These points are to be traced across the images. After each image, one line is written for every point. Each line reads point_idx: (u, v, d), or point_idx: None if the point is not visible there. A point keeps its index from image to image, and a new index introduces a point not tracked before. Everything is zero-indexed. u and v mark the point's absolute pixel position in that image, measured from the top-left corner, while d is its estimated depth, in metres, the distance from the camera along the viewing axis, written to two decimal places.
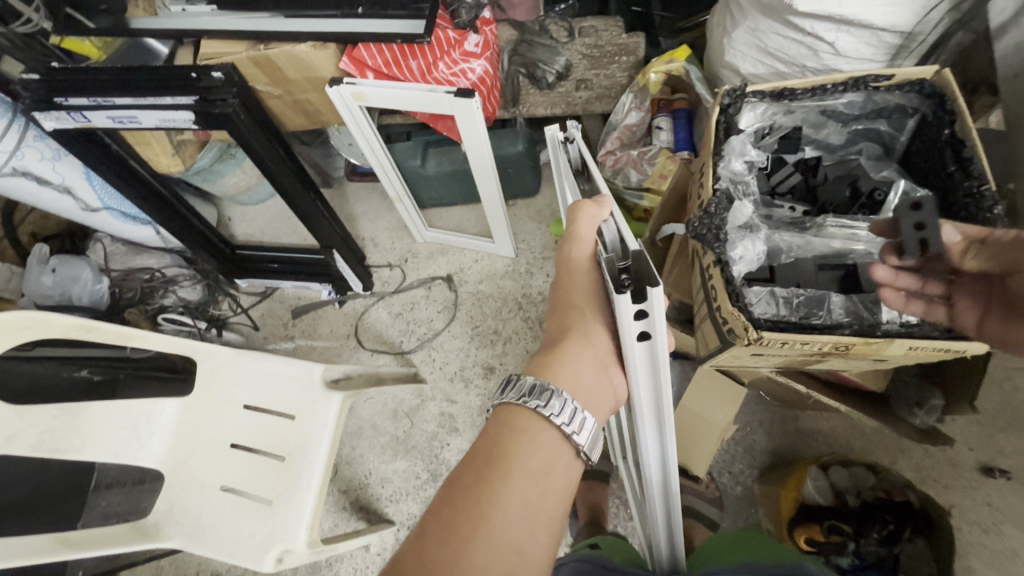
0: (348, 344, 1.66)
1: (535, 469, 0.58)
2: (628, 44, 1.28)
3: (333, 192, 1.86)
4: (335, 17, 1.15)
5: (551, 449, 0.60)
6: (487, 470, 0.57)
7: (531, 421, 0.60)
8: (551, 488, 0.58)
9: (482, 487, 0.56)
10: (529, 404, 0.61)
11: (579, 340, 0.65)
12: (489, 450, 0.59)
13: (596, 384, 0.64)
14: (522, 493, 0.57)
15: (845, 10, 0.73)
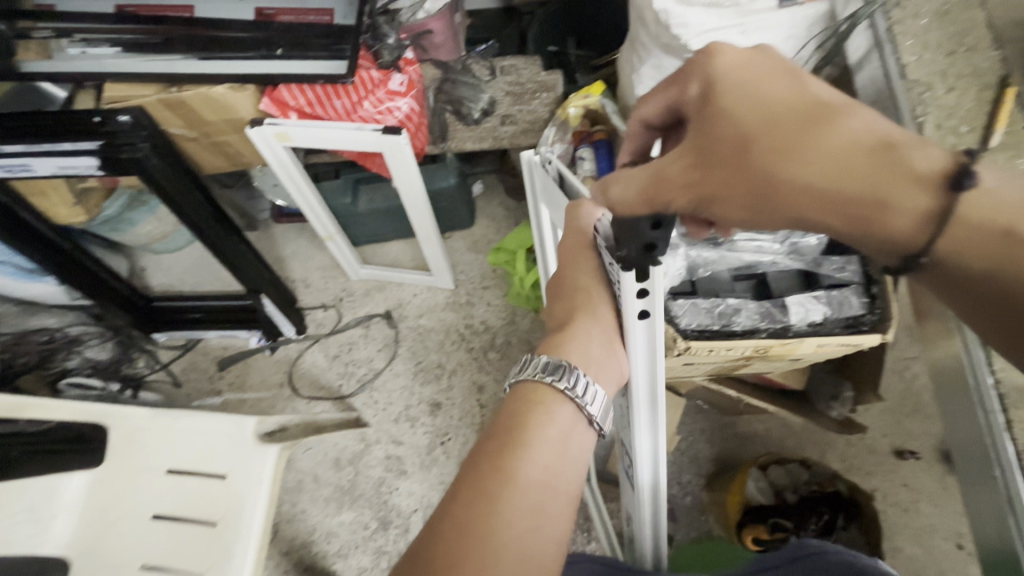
0: (283, 393, 1.57)
1: (555, 436, 0.60)
2: (547, 81, 1.35)
3: (260, 235, 1.78)
4: (251, 60, 1.14)
5: (559, 439, 0.60)
6: (498, 459, 0.57)
7: (541, 409, 0.61)
8: (561, 479, 0.58)
9: (492, 477, 0.56)
10: (540, 383, 0.63)
11: (584, 323, 0.67)
12: (499, 440, 0.59)
13: (605, 363, 0.66)
14: (544, 457, 0.58)
15: (733, 49, 0.82)
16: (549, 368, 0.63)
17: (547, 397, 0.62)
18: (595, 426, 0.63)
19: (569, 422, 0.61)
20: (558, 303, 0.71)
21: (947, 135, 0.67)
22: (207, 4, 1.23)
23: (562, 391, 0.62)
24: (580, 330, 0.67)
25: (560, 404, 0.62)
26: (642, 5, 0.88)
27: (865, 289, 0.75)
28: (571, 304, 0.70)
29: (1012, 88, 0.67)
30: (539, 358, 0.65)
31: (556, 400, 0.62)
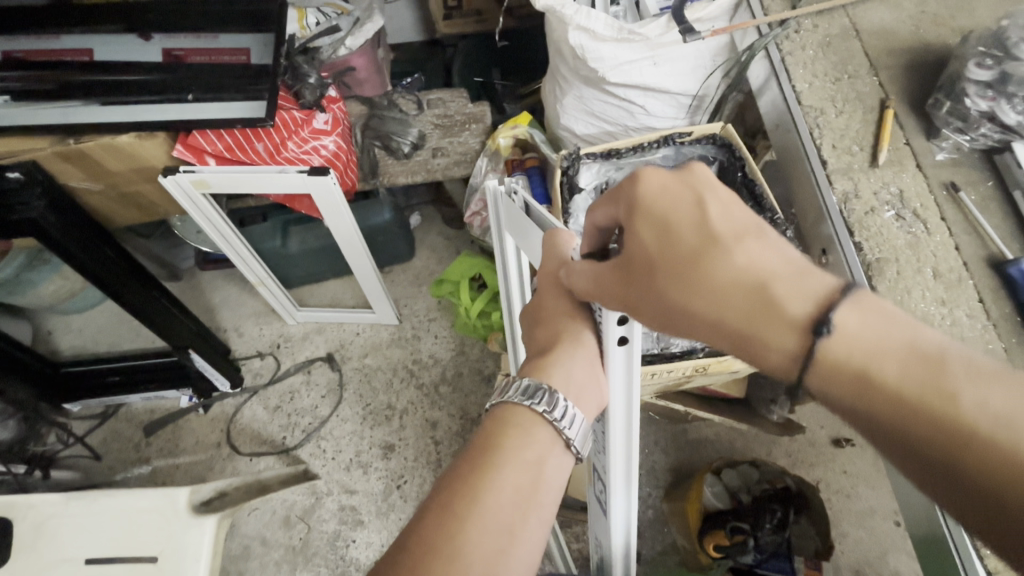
0: (220, 454, 1.45)
1: (531, 459, 0.51)
2: (475, 113, 1.36)
3: (183, 284, 1.67)
4: (161, 105, 1.08)
5: (537, 462, 0.52)
6: (465, 480, 0.49)
7: (517, 429, 0.53)
8: (535, 505, 0.50)
9: (458, 496, 0.48)
10: (517, 405, 0.54)
11: (565, 348, 0.58)
12: (468, 458, 0.51)
13: (588, 389, 0.57)
14: (518, 482, 0.50)
15: (646, 79, 0.86)
16: (526, 392, 0.55)
17: (524, 418, 0.54)
18: (573, 451, 0.55)
19: (547, 447, 0.53)
20: (536, 326, 0.62)
21: (843, 154, 0.71)
22: (108, 47, 1.18)
23: (542, 416, 0.54)
24: (562, 353, 0.58)
25: (538, 426, 0.53)
26: (558, 39, 0.91)
27: None
28: (550, 329, 0.60)
29: (892, 110, 0.72)
30: (516, 382, 0.56)
31: (533, 423, 0.54)
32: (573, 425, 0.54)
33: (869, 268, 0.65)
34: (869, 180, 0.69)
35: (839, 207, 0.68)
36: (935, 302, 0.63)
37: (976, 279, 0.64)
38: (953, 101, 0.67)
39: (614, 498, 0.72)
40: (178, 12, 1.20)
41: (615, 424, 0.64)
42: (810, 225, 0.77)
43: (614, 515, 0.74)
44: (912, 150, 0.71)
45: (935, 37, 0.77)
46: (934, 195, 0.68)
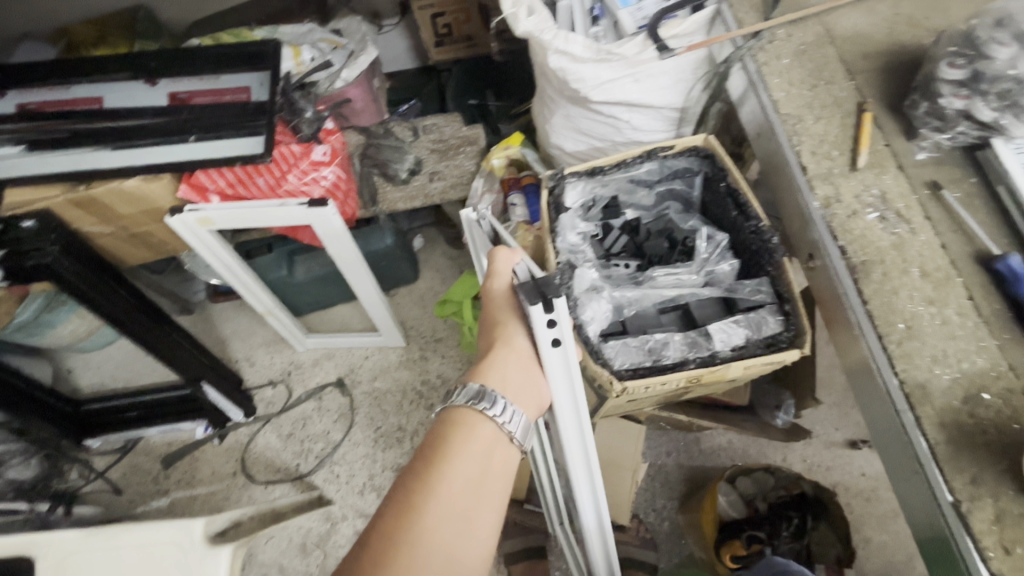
0: (236, 483, 1.47)
1: (477, 453, 0.58)
2: (469, 136, 1.38)
3: (196, 317, 1.71)
4: (165, 147, 1.13)
5: (483, 454, 0.58)
6: (419, 475, 0.55)
7: (461, 427, 0.59)
8: (486, 490, 0.56)
9: (413, 490, 0.54)
10: (462, 407, 0.60)
11: (502, 353, 0.65)
12: (420, 456, 0.57)
13: (526, 388, 0.63)
14: (468, 474, 0.56)
15: (629, 96, 0.88)
16: (469, 394, 0.61)
17: (467, 417, 0.60)
18: (516, 444, 0.61)
19: (491, 440, 0.59)
20: (484, 333, 0.69)
21: (822, 159, 0.72)
22: (116, 94, 1.24)
23: (483, 414, 0.60)
24: (500, 357, 0.64)
25: (482, 423, 0.60)
26: (541, 63, 0.93)
27: (779, 306, 0.70)
28: (491, 336, 0.67)
29: (869, 113, 0.72)
30: (463, 387, 0.61)
31: (477, 420, 0.60)
32: (513, 419, 0.60)
33: (854, 271, 0.65)
34: (850, 184, 0.70)
35: (822, 213, 0.69)
36: (924, 301, 0.63)
37: (964, 276, 0.63)
38: (928, 101, 0.68)
39: (588, 520, 0.70)
40: (181, 57, 1.26)
41: (566, 427, 0.64)
42: (797, 231, 0.76)
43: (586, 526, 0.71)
44: (892, 150, 0.71)
45: (911, 38, 0.78)
46: (916, 195, 0.68)
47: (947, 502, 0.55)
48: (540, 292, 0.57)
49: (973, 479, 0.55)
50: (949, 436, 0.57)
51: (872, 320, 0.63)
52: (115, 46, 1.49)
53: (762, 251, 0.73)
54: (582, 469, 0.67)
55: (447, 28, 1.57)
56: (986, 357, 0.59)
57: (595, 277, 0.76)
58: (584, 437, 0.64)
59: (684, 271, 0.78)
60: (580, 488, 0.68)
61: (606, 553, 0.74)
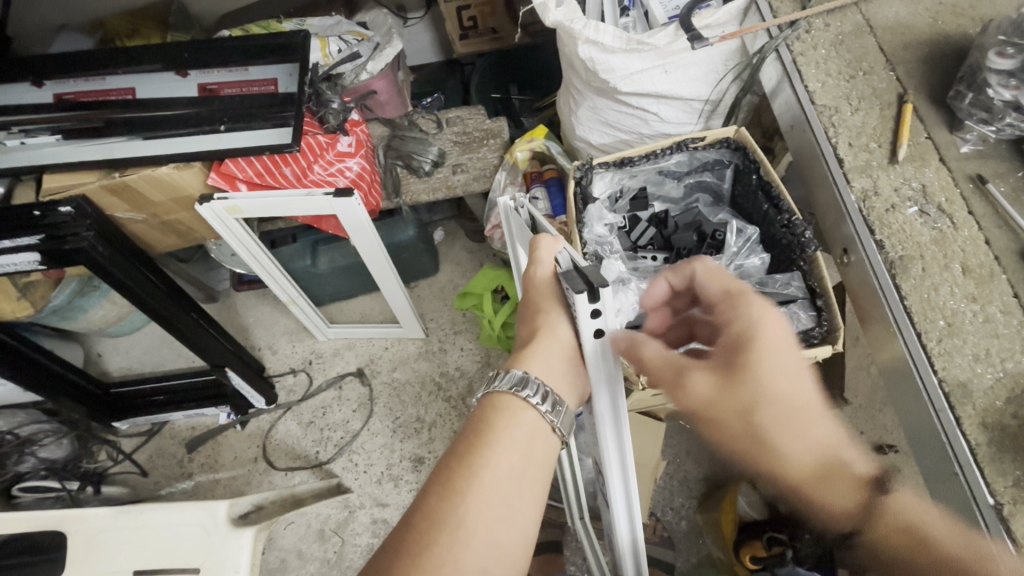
0: (257, 468, 1.50)
1: (519, 441, 0.57)
2: (493, 129, 1.38)
3: (220, 305, 1.75)
4: (196, 136, 1.14)
5: (524, 442, 0.57)
6: (464, 458, 0.55)
7: (503, 414, 0.58)
8: (528, 478, 0.56)
9: (457, 473, 0.55)
10: (505, 393, 0.59)
11: (542, 344, 0.62)
12: (464, 439, 0.57)
13: (566, 377, 0.62)
14: (510, 461, 0.55)
15: (658, 87, 0.87)
16: (511, 382, 0.59)
17: (509, 403, 0.58)
18: (558, 434, 0.59)
19: (532, 428, 0.58)
20: (524, 319, 0.66)
21: (859, 151, 0.70)
22: (149, 85, 1.26)
23: (525, 401, 0.58)
24: (540, 345, 0.62)
25: (524, 412, 0.58)
26: (569, 54, 0.92)
27: (811, 302, 0.69)
28: (532, 322, 0.64)
29: (910, 104, 0.70)
30: (505, 373, 0.60)
31: (519, 408, 0.58)
32: (554, 408, 0.58)
33: (892, 266, 0.63)
34: (888, 177, 0.68)
35: (858, 205, 0.67)
36: (966, 298, 0.61)
37: (1009, 272, 0.61)
38: (974, 92, 0.65)
39: (618, 515, 0.69)
40: (212, 49, 1.28)
41: (605, 418, 0.62)
42: (830, 226, 0.74)
43: (615, 520, 0.70)
44: (934, 144, 0.69)
45: (955, 27, 0.75)
46: (960, 189, 0.66)
47: (987, 505, 0.53)
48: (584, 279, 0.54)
49: (1017, 482, 0.53)
50: (992, 437, 0.55)
51: (910, 318, 0.61)
52: (149, 37, 1.52)
53: (794, 245, 0.71)
54: (617, 463, 0.65)
55: (471, 20, 1.56)
56: None
57: (622, 268, 0.76)
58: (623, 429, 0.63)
59: (713, 264, 0.76)
60: (613, 481, 0.66)
61: (633, 549, 0.72)
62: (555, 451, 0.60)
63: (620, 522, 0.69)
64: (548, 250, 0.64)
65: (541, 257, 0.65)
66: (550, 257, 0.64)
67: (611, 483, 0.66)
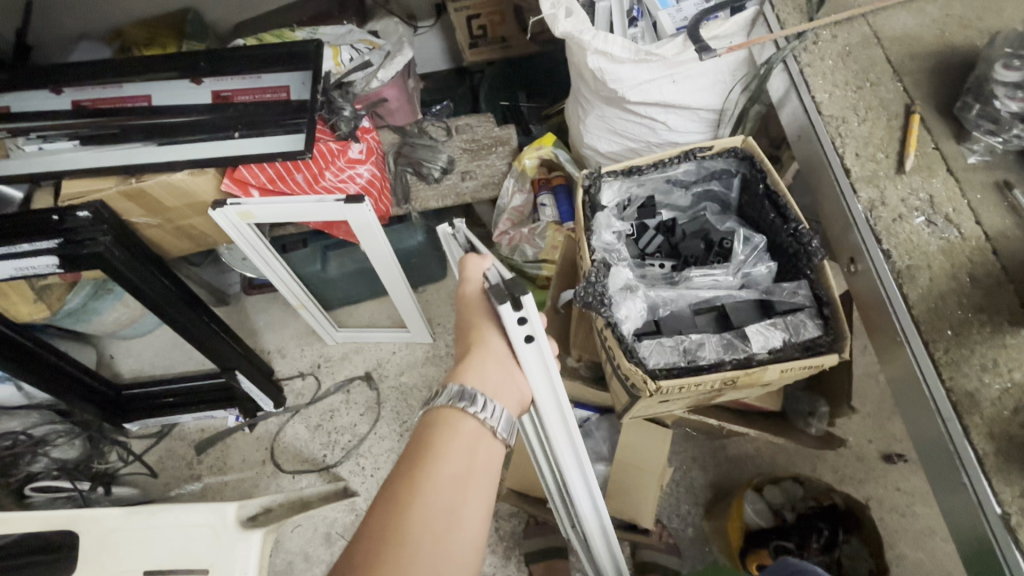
0: (265, 471, 1.51)
1: (460, 449, 0.60)
2: (502, 136, 1.39)
3: (231, 309, 1.77)
4: (212, 142, 1.17)
5: (465, 448, 0.60)
6: (407, 472, 0.58)
7: (443, 428, 0.61)
8: (471, 482, 0.59)
9: (401, 486, 0.56)
10: (445, 407, 0.63)
11: (478, 355, 0.67)
12: (407, 456, 0.60)
13: (505, 383, 0.66)
14: (452, 468, 0.58)
15: (666, 97, 0.88)
16: (453, 396, 0.63)
17: (449, 416, 0.62)
18: (500, 437, 0.63)
19: (473, 436, 0.62)
20: (461, 338, 0.70)
21: (867, 161, 0.70)
22: (165, 93, 1.29)
23: (464, 412, 0.62)
24: (478, 359, 0.66)
25: (463, 420, 0.62)
26: (577, 63, 0.94)
27: (819, 310, 0.69)
28: (469, 339, 0.69)
29: (917, 115, 0.70)
30: (445, 389, 0.64)
31: (459, 418, 0.62)
32: (495, 415, 0.62)
33: (899, 275, 0.64)
34: (896, 187, 0.68)
35: (866, 215, 0.67)
36: (974, 308, 0.61)
37: (1017, 282, 0.61)
38: (982, 103, 0.65)
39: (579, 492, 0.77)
40: (227, 57, 1.30)
41: (549, 412, 0.68)
42: (837, 235, 0.75)
43: (578, 497, 0.78)
44: (942, 153, 0.69)
45: (962, 39, 0.75)
46: (968, 199, 0.66)
47: (995, 514, 0.53)
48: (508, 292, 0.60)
49: None
50: (999, 447, 0.55)
51: (917, 327, 0.61)
52: (165, 45, 1.56)
53: (802, 254, 0.72)
54: (569, 447, 0.72)
55: (481, 30, 1.58)
56: None
57: (630, 276, 0.75)
58: (567, 419, 0.69)
59: (720, 273, 0.76)
60: (569, 463, 0.74)
61: (599, 520, 0.81)
62: (499, 454, 0.64)
63: (584, 498, 0.78)
64: (478, 271, 0.69)
65: (472, 278, 0.70)
66: (477, 275, 0.69)
67: (569, 465, 0.74)
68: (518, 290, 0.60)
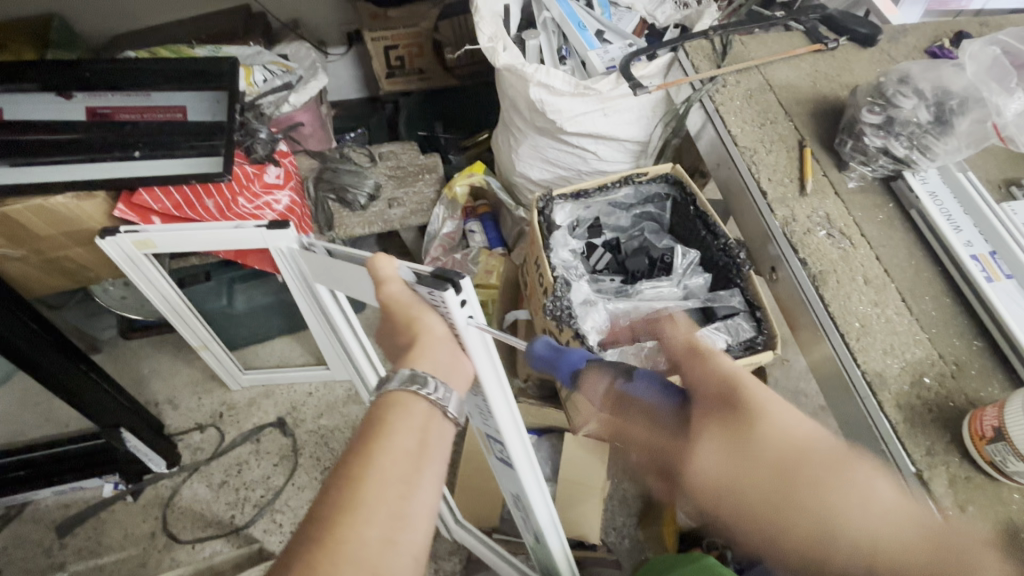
0: (155, 545, 1.28)
1: (415, 426, 0.51)
2: (427, 164, 1.39)
3: (106, 357, 1.52)
4: (105, 162, 1.03)
5: (419, 428, 0.51)
6: (357, 448, 0.48)
7: (394, 406, 0.51)
8: (426, 461, 0.49)
9: (352, 461, 0.47)
10: (397, 390, 0.52)
11: (422, 345, 0.56)
12: (359, 432, 0.50)
13: (455, 367, 0.57)
14: (406, 447, 0.49)
15: (599, 129, 0.97)
16: (404, 380, 0.52)
17: (399, 397, 0.52)
18: (454, 419, 0.54)
19: (428, 418, 0.52)
20: (393, 335, 0.59)
21: (777, 185, 0.81)
22: (23, 105, 1.09)
23: (416, 394, 0.52)
24: (423, 348, 0.55)
25: (415, 402, 0.52)
26: (513, 95, 1.00)
27: (751, 314, 0.78)
28: (407, 332, 0.57)
29: (809, 148, 0.83)
30: (393, 375, 0.53)
31: (410, 400, 0.52)
32: (451, 398, 0.53)
33: (814, 279, 0.73)
34: (801, 207, 0.79)
35: (782, 229, 0.77)
36: (870, 303, 0.71)
37: (897, 281, 0.72)
38: (854, 140, 0.80)
39: (531, 488, 0.77)
40: (116, 71, 1.15)
41: (496, 395, 0.64)
42: (757, 248, 0.85)
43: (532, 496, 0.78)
44: (830, 179, 0.82)
45: (830, 90, 0.90)
46: (853, 216, 0.78)
47: (910, 472, 0.60)
48: (446, 277, 0.54)
49: (929, 450, 0.61)
50: (905, 415, 0.63)
51: (833, 320, 0.70)
52: (20, 53, 1.33)
53: (730, 265, 0.81)
54: (517, 439, 0.71)
55: (399, 60, 1.59)
56: (922, 348, 0.67)
57: (589, 291, 0.80)
58: (512, 404, 0.66)
59: (665, 284, 0.84)
60: (519, 455, 0.72)
61: (548, 513, 0.81)
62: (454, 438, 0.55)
63: (527, 485, 0.76)
64: (392, 268, 0.59)
65: (388, 276, 0.59)
66: (395, 273, 0.60)
67: (518, 461, 0.73)
68: (455, 275, 0.54)
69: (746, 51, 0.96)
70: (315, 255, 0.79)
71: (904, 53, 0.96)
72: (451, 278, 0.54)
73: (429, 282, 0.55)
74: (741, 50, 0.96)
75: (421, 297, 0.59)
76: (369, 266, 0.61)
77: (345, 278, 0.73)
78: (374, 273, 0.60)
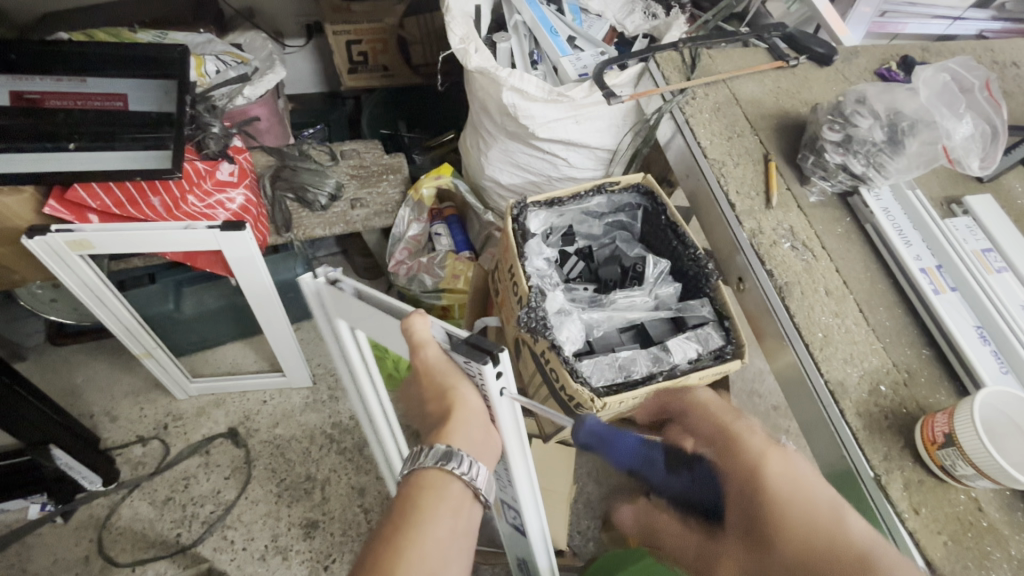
0: (89, 570, 1.18)
1: (446, 513, 0.51)
2: (392, 164, 1.35)
3: (32, 365, 1.40)
4: (37, 155, 0.95)
5: (450, 514, 0.51)
6: (390, 537, 0.48)
7: (426, 490, 0.52)
8: (457, 549, 0.50)
9: (386, 555, 0.46)
10: (430, 469, 0.53)
11: (459, 419, 0.57)
12: (390, 518, 0.50)
13: (486, 443, 0.58)
14: (439, 534, 0.49)
15: (571, 135, 0.98)
16: (436, 456, 0.54)
17: (432, 476, 0.53)
18: (482, 500, 0.56)
19: (460, 499, 0.53)
20: (426, 405, 0.59)
21: (745, 198, 0.83)
22: None
23: (450, 473, 0.53)
24: (459, 422, 0.56)
25: (447, 484, 0.53)
26: (484, 98, 0.99)
27: (720, 323, 0.79)
28: (442, 402, 0.58)
29: (774, 162, 0.86)
30: (428, 450, 0.54)
31: (442, 479, 0.53)
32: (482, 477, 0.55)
33: (780, 290, 0.75)
34: (767, 220, 0.81)
35: (750, 241, 0.79)
36: (832, 314, 0.74)
37: (855, 293, 0.76)
38: (815, 155, 0.83)
39: (538, 549, 0.79)
40: (47, 54, 1.02)
41: (517, 461, 0.66)
42: (724, 258, 0.87)
43: (538, 557, 0.80)
44: (793, 194, 0.85)
45: (792, 107, 0.94)
46: (814, 230, 0.81)
47: (869, 477, 0.63)
48: (485, 349, 0.55)
49: (885, 456, 0.64)
50: (865, 422, 0.66)
51: (797, 330, 0.72)
52: None
53: (700, 276, 0.83)
54: (532, 506, 0.73)
55: (361, 56, 1.53)
56: (878, 358, 0.71)
57: (564, 300, 0.80)
58: (530, 473, 0.68)
59: (637, 294, 0.85)
60: (531, 522, 0.75)
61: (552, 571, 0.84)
62: (477, 519, 0.56)
63: (539, 550, 0.79)
64: (427, 331, 0.58)
65: (422, 340, 0.58)
66: (431, 336, 0.58)
67: (531, 529, 0.75)
68: (493, 346, 0.55)
69: (714, 64, 0.98)
70: (343, 296, 0.66)
71: (857, 73, 1.01)
72: (488, 352, 0.55)
73: (465, 353, 0.56)
74: (708, 64, 0.98)
75: (459, 367, 0.59)
76: (402, 328, 0.58)
77: (374, 326, 0.67)
78: (410, 337, 0.58)
